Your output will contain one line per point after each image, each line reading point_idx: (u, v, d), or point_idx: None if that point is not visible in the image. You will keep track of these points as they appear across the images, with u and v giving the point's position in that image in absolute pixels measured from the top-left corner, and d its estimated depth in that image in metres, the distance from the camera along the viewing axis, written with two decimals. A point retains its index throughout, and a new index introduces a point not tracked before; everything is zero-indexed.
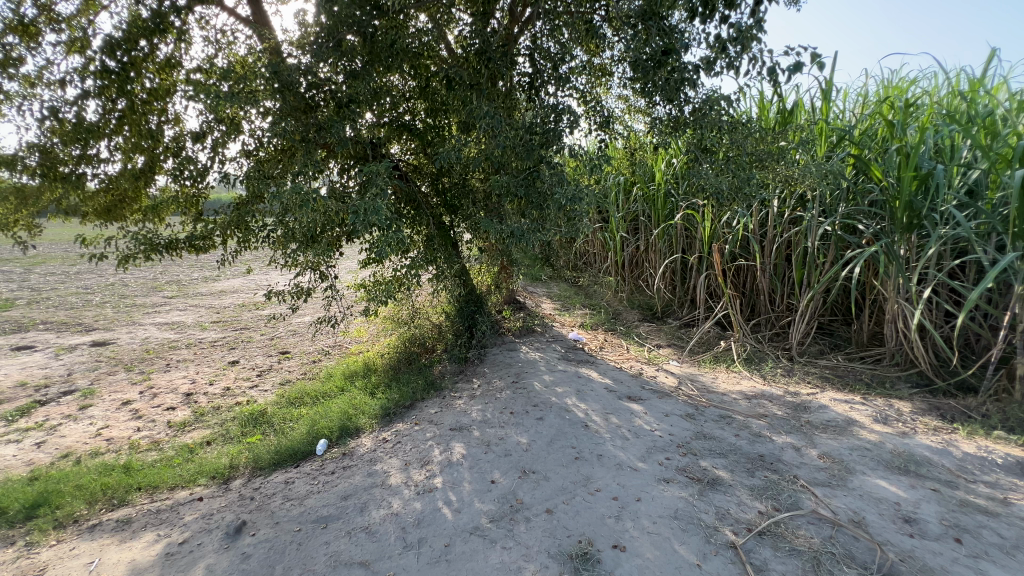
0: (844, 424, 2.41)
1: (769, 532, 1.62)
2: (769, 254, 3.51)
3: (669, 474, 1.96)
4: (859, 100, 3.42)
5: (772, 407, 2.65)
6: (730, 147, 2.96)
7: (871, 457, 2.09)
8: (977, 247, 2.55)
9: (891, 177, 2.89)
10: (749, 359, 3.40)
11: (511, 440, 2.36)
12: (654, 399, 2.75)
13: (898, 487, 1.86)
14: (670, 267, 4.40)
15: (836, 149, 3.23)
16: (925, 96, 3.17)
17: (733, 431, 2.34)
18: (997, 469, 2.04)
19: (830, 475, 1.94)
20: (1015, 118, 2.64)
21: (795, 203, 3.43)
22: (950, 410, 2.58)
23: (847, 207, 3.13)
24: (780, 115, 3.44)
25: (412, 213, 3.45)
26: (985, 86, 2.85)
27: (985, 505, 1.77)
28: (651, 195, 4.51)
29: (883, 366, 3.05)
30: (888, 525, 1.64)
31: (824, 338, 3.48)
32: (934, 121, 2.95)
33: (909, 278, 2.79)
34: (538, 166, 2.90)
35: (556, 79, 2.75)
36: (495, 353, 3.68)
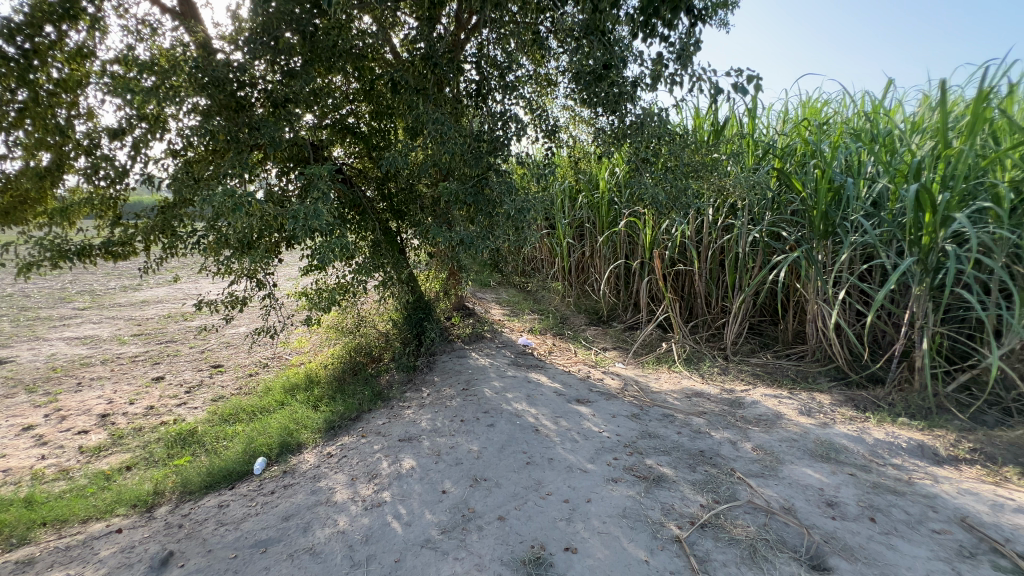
0: (773, 417, 2.59)
1: (710, 524, 1.70)
2: (705, 260, 3.72)
3: (617, 473, 2.01)
4: (781, 117, 3.71)
5: (709, 404, 2.80)
6: (668, 158, 3.15)
7: (797, 447, 2.26)
8: (882, 252, 2.83)
9: (809, 189, 3.16)
10: (688, 359, 3.59)
11: (461, 448, 2.33)
12: (601, 401, 2.83)
13: (822, 474, 2.02)
14: (614, 273, 4.54)
15: (762, 163, 3.48)
16: (837, 116, 3.49)
17: (675, 429, 2.44)
18: (903, 453, 2.26)
19: (763, 466, 2.08)
20: (910, 138, 2.97)
21: (727, 212, 3.65)
22: (862, 400, 2.84)
23: (772, 216, 3.38)
24: (712, 129, 3.66)
25: (358, 218, 3.36)
26: (885, 109, 3.19)
27: (894, 486, 1.96)
28: (595, 203, 4.66)
29: (805, 362, 3.31)
30: (814, 510, 1.78)
31: (754, 338, 3.73)
32: (844, 139, 3.25)
33: (826, 281, 3.05)
34: (486, 173, 2.90)
35: (502, 87, 2.77)
36: (444, 361, 3.63)
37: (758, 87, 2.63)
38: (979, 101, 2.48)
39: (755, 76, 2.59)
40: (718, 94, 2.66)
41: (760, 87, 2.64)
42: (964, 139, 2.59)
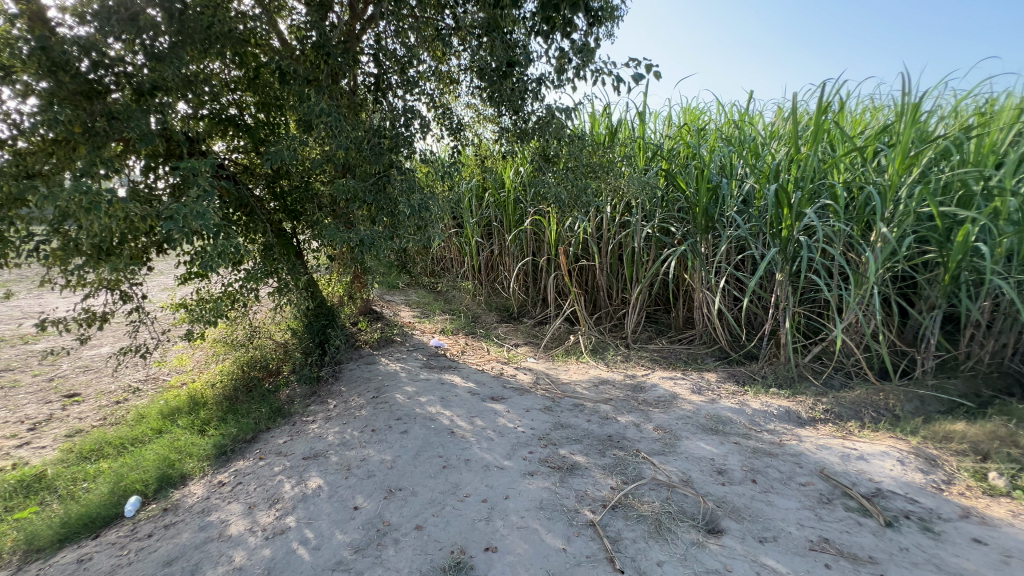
0: (670, 398, 2.82)
1: (620, 505, 1.80)
2: (605, 254, 3.93)
3: (532, 467, 2.05)
4: (665, 122, 4.05)
5: (615, 391, 2.98)
6: (569, 158, 3.30)
7: (691, 423, 2.48)
8: (752, 244, 3.22)
9: (692, 188, 3.49)
10: (594, 350, 3.78)
11: (373, 460, 2.22)
12: (515, 396, 2.87)
13: (712, 446, 2.24)
14: (523, 271, 4.64)
15: (652, 163, 3.77)
16: (711, 122, 3.89)
17: (585, 417, 2.56)
18: (775, 420, 2.58)
19: (663, 444, 2.25)
20: (769, 144, 3.40)
21: (624, 209, 3.90)
22: (741, 375, 3.21)
23: (662, 213, 3.68)
24: (607, 131, 3.88)
25: (244, 219, 3.05)
26: (749, 118, 3.62)
27: (769, 449, 2.23)
28: (501, 202, 4.72)
29: (694, 345, 3.66)
30: (707, 479, 1.96)
31: (651, 326, 4.03)
32: (719, 143, 3.63)
33: (709, 271, 3.39)
34: (388, 171, 2.79)
35: (403, 82, 2.69)
36: (351, 369, 3.44)
37: (657, 75, 2.80)
38: (819, 114, 2.92)
39: (652, 64, 2.75)
40: (620, 84, 2.80)
41: (658, 75, 2.81)
42: (809, 146, 3.04)
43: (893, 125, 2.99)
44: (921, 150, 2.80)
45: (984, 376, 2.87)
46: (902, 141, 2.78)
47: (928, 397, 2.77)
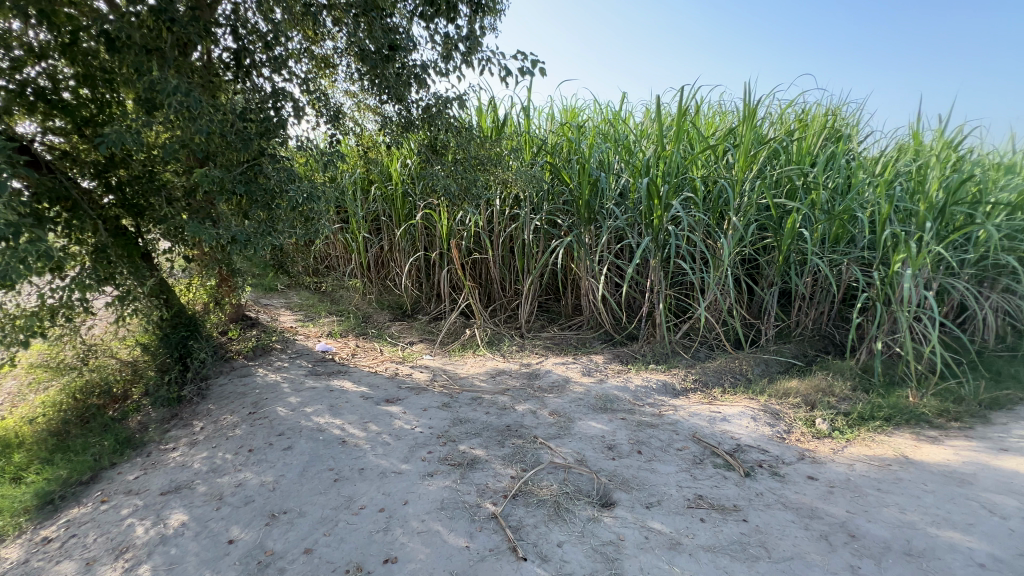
0: (563, 383, 2.95)
1: (520, 493, 1.83)
2: (497, 247, 3.97)
3: (432, 467, 2.00)
4: (549, 118, 4.19)
5: (511, 380, 3.03)
6: (457, 150, 3.27)
7: (583, 404, 2.62)
8: (629, 234, 3.48)
9: (575, 182, 3.66)
10: (490, 342, 3.81)
11: (251, 483, 1.98)
12: (411, 396, 2.77)
13: (602, 424, 2.38)
14: (415, 266, 4.50)
15: (538, 158, 3.87)
16: (590, 120, 4.11)
17: (483, 410, 2.56)
18: (654, 393, 2.84)
19: (558, 428, 2.34)
20: (640, 142, 3.69)
21: (513, 202, 3.97)
22: (625, 354, 3.47)
23: (549, 206, 3.81)
24: (494, 124, 3.89)
25: (64, 216, 2.51)
26: (622, 119, 3.89)
27: (651, 421, 2.44)
28: (389, 195, 4.52)
29: (583, 330, 3.87)
30: (599, 456, 2.08)
31: (543, 315, 4.18)
32: (597, 140, 3.86)
33: (593, 260, 3.60)
34: (258, 159, 2.47)
35: (270, 61, 2.42)
36: (222, 385, 3.04)
37: (543, 71, 2.86)
38: (680, 115, 3.24)
39: (539, 61, 2.81)
40: (508, 77, 2.81)
41: (543, 71, 2.88)
42: (673, 144, 3.36)
43: (738, 128, 3.43)
44: (758, 150, 3.26)
45: (809, 339, 3.46)
46: (744, 142, 3.21)
47: (771, 360, 3.26)
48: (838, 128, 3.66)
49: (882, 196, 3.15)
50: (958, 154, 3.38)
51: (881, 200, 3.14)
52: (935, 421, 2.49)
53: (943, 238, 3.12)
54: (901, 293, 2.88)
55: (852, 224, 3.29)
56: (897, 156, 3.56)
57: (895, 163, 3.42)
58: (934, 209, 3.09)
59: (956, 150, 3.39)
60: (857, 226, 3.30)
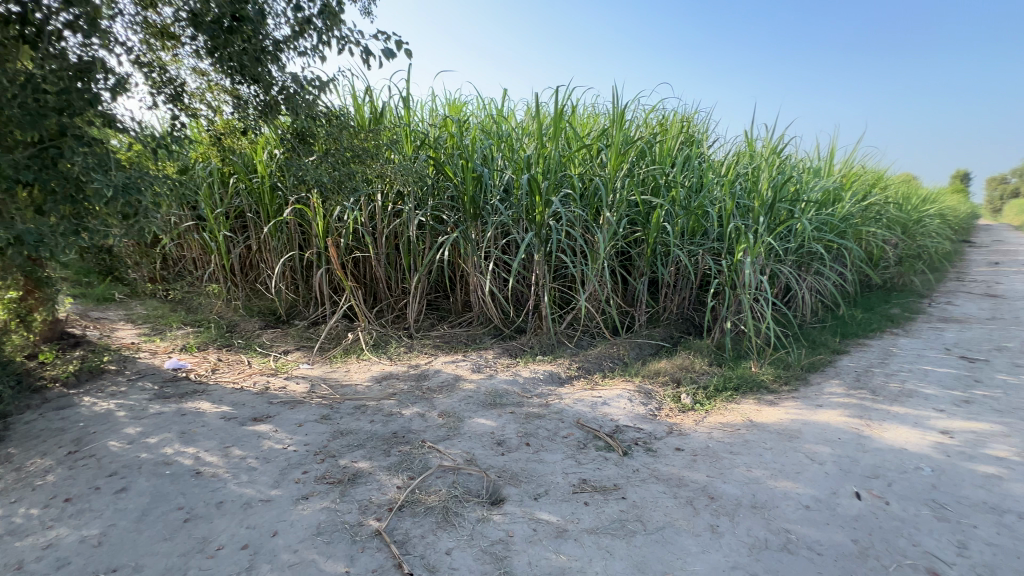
0: (452, 381, 2.89)
1: (407, 503, 1.73)
2: (380, 245, 3.76)
3: (307, 489, 1.81)
4: (431, 112, 4.08)
5: (399, 384, 2.89)
6: (328, 141, 3.04)
7: (472, 402, 2.59)
8: (514, 230, 3.53)
9: (459, 177, 3.58)
10: (376, 345, 3.60)
11: (69, 540, 1.61)
12: (284, 412, 2.49)
13: (492, 420, 2.38)
14: (289, 267, 4.08)
15: (421, 152, 3.73)
16: (473, 116, 4.08)
17: (367, 418, 2.40)
18: (541, 384, 2.92)
19: (447, 429, 2.28)
20: (523, 140, 3.76)
21: (395, 198, 3.80)
22: (514, 348, 3.52)
23: (433, 201, 3.70)
24: (371, 114, 3.66)
25: None
26: (504, 116, 3.92)
27: (538, 412, 2.50)
28: (254, 188, 4.04)
29: (473, 327, 3.85)
30: (488, 453, 2.07)
31: (432, 313, 4.08)
32: (480, 136, 3.84)
33: (480, 256, 3.59)
34: (58, 142, 1.99)
35: (74, 21, 1.95)
36: (30, 421, 2.44)
37: (408, 54, 2.75)
38: (557, 115, 3.35)
39: (401, 41, 2.70)
40: (370, 57, 2.66)
41: (408, 53, 2.76)
42: (551, 143, 3.48)
43: (609, 130, 3.65)
44: (627, 150, 3.51)
45: (674, 322, 3.85)
46: (615, 143, 3.43)
47: (644, 344, 3.56)
48: (692, 133, 4.10)
49: (727, 194, 3.61)
50: (781, 159, 4.00)
51: (726, 198, 3.59)
52: (771, 386, 2.91)
53: (772, 230, 3.68)
54: (743, 279, 3.32)
55: (704, 219, 3.72)
56: (738, 159, 4.11)
57: (735, 165, 3.94)
58: (765, 206, 3.62)
59: (779, 155, 4.01)
60: (708, 220, 3.74)
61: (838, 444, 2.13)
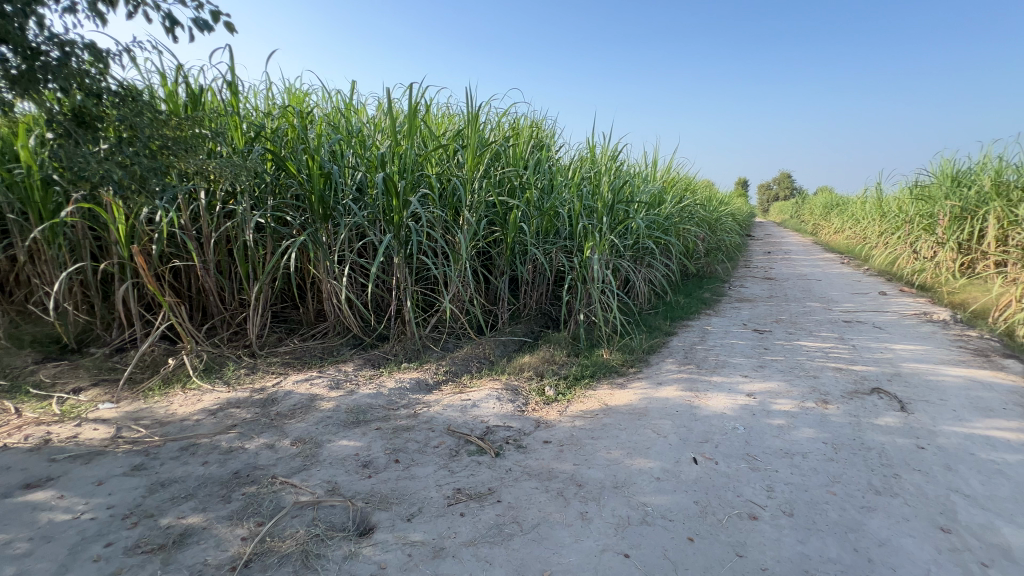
0: (307, 402, 2.59)
1: (256, 555, 1.48)
2: (208, 251, 3.18)
3: (114, 566, 1.42)
4: (266, 100, 3.59)
5: (240, 412, 2.48)
6: (122, 125, 2.44)
7: (332, 423, 2.34)
8: (370, 232, 3.30)
9: (304, 174, 3.20)
10: (208, 369, 3.04)
11: None
12: (74, 469, 1.94)
13: (355, 440, 2.18)
14: (77, 282, 3.23)
15: (255, 144, 3.25)
16: (318, 108, 3.71)
17: (199, 461, 2.00)
18: (408, 393, 2.79)
19: (303, 458, 2.02)
20: (375, 136, 3.53)
21: (225, 196, 3.26)
22: (376, 357, 3.30)
23: (273, 201, 3.26)
24: (186, 96, 3.05)
25: None
26: (354, 109, 3.63)
27: (406, 424, 2.37)
28: (15, 182, 3.03)
29: (329, 338, 3.51)
30: (353, 478, 1.88)
31: (279, 326, 3.62)
32: (326, 129, 3.50)
33: (333, 261, 3.28)
34: None
35: None
36: None
37: (231, 26, 2.36)
38: (411, 113, 3.21)
39: (218, 10, 2.29)
40: (175, 27, 2.23)
41: (230, 26, 2.37)
42: (407, 140, 3.32)
43: (465, 131, 3.63)
44: (483, 151, 3.53)
45: (534, 317, 4.03)
46: (471, 143, 3.42)
47: (508, 341, 3.64)
48: (541, 138, 4.32)
49: (574, 196, 3.88)
50: (617, 165, 4.45)
51: (574, 199, 3.87)
52: (620, 370, 3.22)
53: (613, 229, 4.09)
54: (592, 274, 3.61)
55: (557, 219, 3.96)
56: (582, 164, 4.46)
57: (580, 169, 4.26)
58: (606, 207, 3.99)
59: (615, 161, 4.46)
60: (560, 220, 3.99)
61: (676, 416, 2.44)
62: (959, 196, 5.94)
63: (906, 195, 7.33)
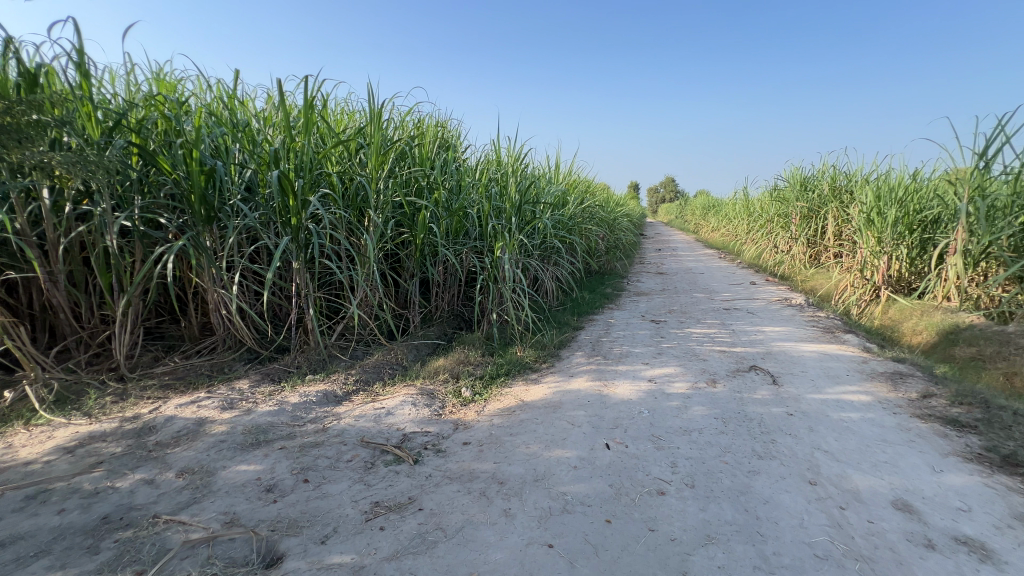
0: (195, 427, 2.29)
1: None
2: (56, 261, 2.68)
3: None
4: (127, 86, 3.11)
5: (107, 446, 2.13)
6: None
7: (226, 447, 2.10)
8: (264, 235, 3.02)
9: (180, 170, 2.82)
10: (61, 400, 2.56)
11: None
12: None
13: (255, 464, 1.98)
14: None
15: (115, 135, 2.80)
16: (194, 98, 3.30)
17: (54, 509, 1.68)
18: (315, 406, 2.60)
19: (192, 490, 1.79)
20: (266, 131, 3.22)
21: (78, 196, 2.77)
22: (276, 371, 3.02)
23: (141, 200, 2.84)
24: (17, 75, 2.53)
25: None
26: (239, 100, 3.29)
27: (314, 440, 2.21)
28: None
29: (218, 353, 3.16)
30: (255, 506, 1.71)
31: (155, 344, 3.17)
32: (206, 121, 3.12)
33: (220, 268, 2.94)
34: None
35: None
36: None
37: None
38: (308, 107, 2.98)
39: None
40: None
41: None
42: (303, 136, 3.08)
43: (368, 128, 3.46)
44: (388, 150, 3.40)
45: (447, 319, 3.98)
46: (374, 141, 3.28)
47: (420, 344, 3.56)
48: (447, 138, 4.27)
49: (483, 197, 3.91)
50: (523, 166, 4.55)
51: (482, 200, 3.89)
52: (534, 366, 3.31)
53: (521, 228, 4.19)
54: (503, 273, 3.66)
55: (466, 220, 3.95)
56: (488, 165, 4.50)
57: (487, 171, 4.30)
58: (514, 207, 4.07)
59: (521, 163, 4.55)
60: (469, 221, 3.99)
61: (588, 406, 2.56)
62: (806, 199, 6.98)
63: (766, 197, 8.44)
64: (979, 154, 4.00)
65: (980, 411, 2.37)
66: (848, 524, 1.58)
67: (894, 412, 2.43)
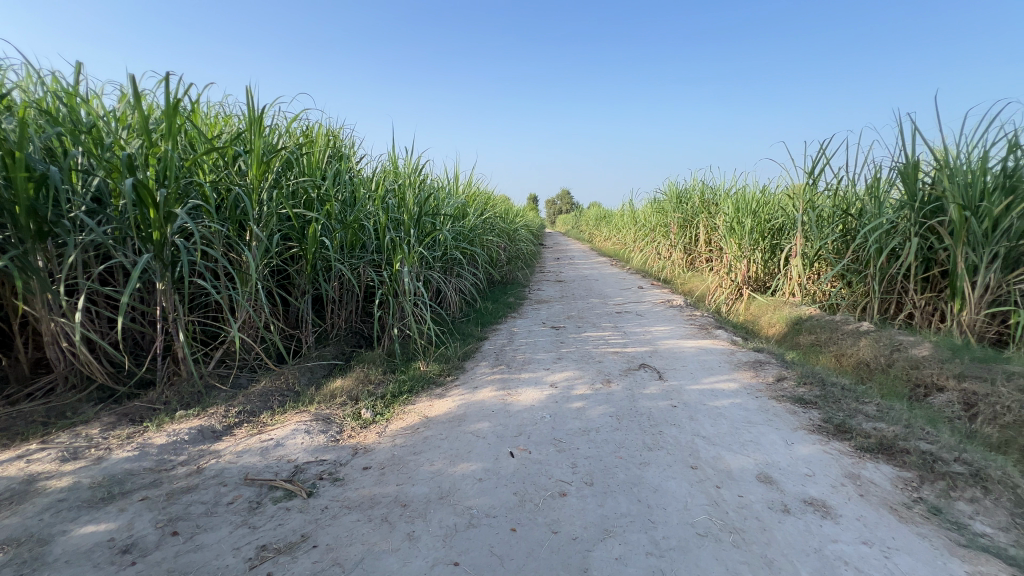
0: (22, 486, 1.88)
1: None
2: None
3: None
4: None
5: None
6: None
7: (67, 507, 1.76)
8: (117, 253, 2.59)
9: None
10: None
11: None
12: None
13: (107, 522, 1.68)
14: None
15: None
16: (19, 91, 2.75)
17: None
18: (187, 446, 2.28)
19: (17, 566, 1.46)
20: (118, 133, 2.78)
21: None
22: (136, 411, 2.61)
23: None
24: None
25: None
26: (81, 97, 2.81)
27: (185, 485, 1.94)
28: None
29: (57, 395, 2.64)
30: (107, 572, 1.45)
31: None
32: (35, 120, 2.61)
33: (57, 292, 2.46)
34: None
35: None
36: None
37: None
38: (172, 107, 2.62)
39: None
40: None
41: None
42: (166, 140, 2.70)
43: (246, 134, 3.14)
44: (271, 158, 3.12)
45: (343, 338, 3.77)
46: (254, 148, 2.95)
47: (315, 366, 3.31)
48: (339, 147, 4.06)
49: (379, 208, 3.76)
50: (420, 178, 4.48)
51: (379, 212, 3.75)
52: (438, 380, 3.25)
53: (420, 240, 4.10)
54: (404, 286, 3.57)
55: (362, 232, 3.77)
56: (384, 175, 4.35)
57: (383, 181, 4.15)
58: (413, 219, 3.98)
59: (418, 174, 4.47)
60: (366, 233, 3.81)
61: (492, 416, 2.57)
62: (681, 210, 7.78)
63: (649, 209, 9.25)
64: (808, 173, 4.80)
65: (818, 388, 2.81)
66: (723, 501, 1.77)
67: (756, 396, 2.79)
